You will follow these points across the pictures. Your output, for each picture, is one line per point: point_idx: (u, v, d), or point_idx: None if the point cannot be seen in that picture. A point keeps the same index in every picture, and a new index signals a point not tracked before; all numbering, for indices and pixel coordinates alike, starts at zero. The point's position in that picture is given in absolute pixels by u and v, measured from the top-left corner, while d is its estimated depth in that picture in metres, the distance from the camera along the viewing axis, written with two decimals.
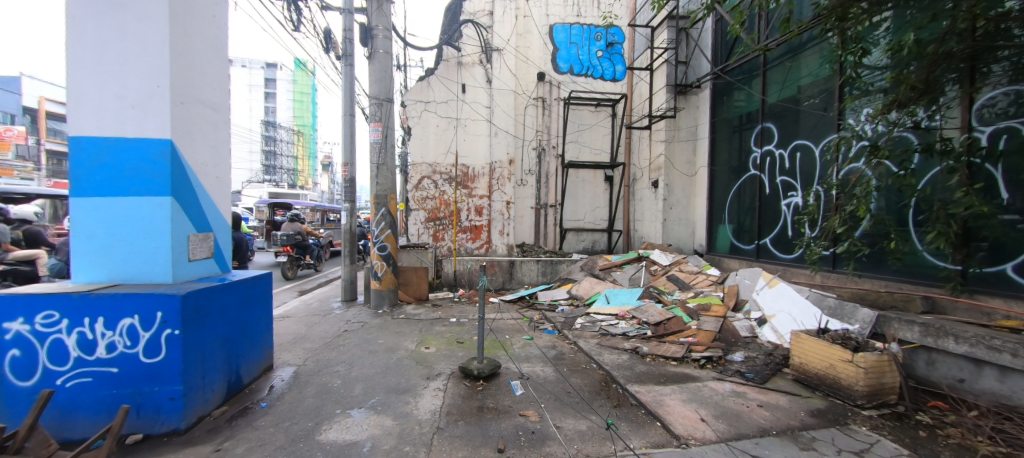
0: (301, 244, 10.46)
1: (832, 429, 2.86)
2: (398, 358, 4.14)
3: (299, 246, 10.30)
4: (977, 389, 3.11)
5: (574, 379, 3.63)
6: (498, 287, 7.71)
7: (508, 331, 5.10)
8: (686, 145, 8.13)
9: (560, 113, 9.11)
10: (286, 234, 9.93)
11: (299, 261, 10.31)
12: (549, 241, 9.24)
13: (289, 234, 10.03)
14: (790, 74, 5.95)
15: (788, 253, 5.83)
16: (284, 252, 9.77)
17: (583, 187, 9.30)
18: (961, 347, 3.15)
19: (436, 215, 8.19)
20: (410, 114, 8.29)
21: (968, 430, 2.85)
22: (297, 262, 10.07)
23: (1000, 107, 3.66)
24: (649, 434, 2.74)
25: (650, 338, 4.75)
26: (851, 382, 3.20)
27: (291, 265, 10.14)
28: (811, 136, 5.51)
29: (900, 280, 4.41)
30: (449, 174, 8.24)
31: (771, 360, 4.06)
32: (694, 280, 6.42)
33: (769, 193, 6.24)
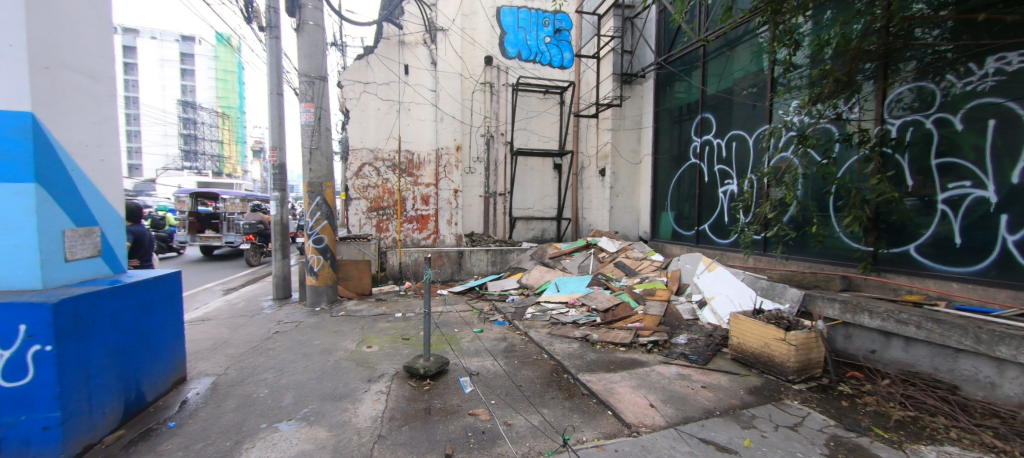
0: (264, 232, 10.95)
1: (768, 405, 3.01)
2: (336, 361, 3.80)
3: (262, 234, 10.77)
4: (886, 358, 3.42)
5: (525, 372, 3.54)
6: (446, 278, 7.46)
7: (456, 325, 4.91)
8: (631, 134, 8.28)
9: (509, 99, 8.92)
10: (249, 224, 10.40)
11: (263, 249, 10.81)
12: (498, 230, 9.10)
13: (252, 223, 10.57)
14: (725, 67, 6.19)
15: (724, 238, 6.16)
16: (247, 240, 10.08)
17: (532, 175, 9.22)
18: (874, 321, 3.44)
19: (379, 205, 7.72)
20: (347, 95, 7.68)
21: (881, 397, 3.11)
22: (261, 249, 10.55)
23: (906, 102, 3.91)
24: (601, 424, 2.71)
25: (599, 325, 4.78)
26: (783, 360, 3.39)
27: (255, 252, 10.55)
28: (744, 127, 5.79)
29: (822, 261, 4.75)
30: (392, 161, 7.77)
31: (711, 341, 4.24)
32: (640, 266, 6.60)
33: (707, 181, 6.52)
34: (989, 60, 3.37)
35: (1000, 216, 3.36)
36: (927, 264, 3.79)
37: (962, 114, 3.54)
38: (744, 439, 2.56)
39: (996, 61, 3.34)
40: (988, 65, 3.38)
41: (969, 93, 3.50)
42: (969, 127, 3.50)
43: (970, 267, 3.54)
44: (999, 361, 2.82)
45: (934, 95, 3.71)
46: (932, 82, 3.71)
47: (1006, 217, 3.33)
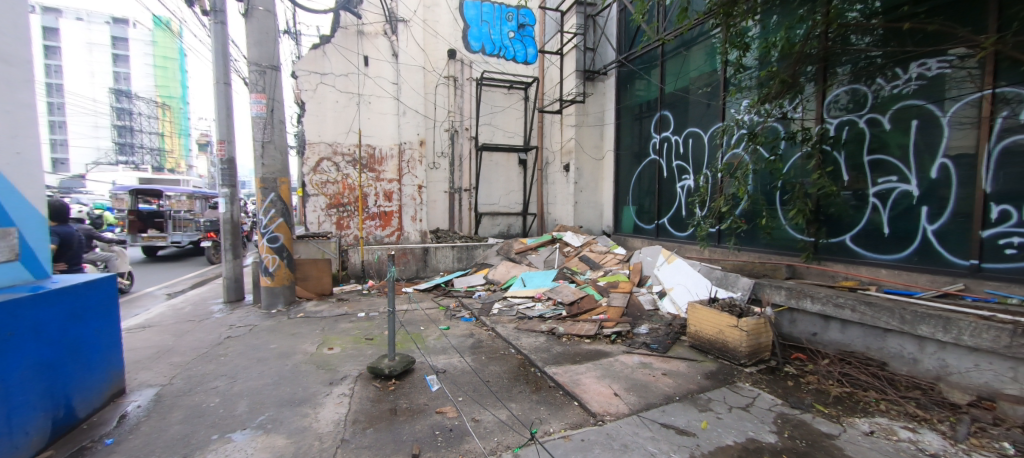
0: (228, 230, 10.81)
1: (723, 388, 3.18)
2: (294, 365, 3.63)
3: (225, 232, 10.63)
4: (825, 340, 3.71)
5: (492, 368, 3.54)
6: (411, 276, 7.33)
7: (422, 323, 4.84)
8: (594, 130, 8.43)
9: (473, 94, 8.83)
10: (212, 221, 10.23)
11: None
12: (464, 226, 9.02)
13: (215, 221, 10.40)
14: (681, 67, 6.43)
15: (682, 231, 6.42)
16: (208, 238, 9.86)
17: (497, 171, 9.20)
18: (815, 305, 3.71)
19: (339, 201, 7.44)
20: (302, 87, 7.32)
21: (822, 376, 3.37)
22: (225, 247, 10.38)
23: (842, 103, 4.23)
24: (568, 415, 2.76)
25: (565, 318, 4.87)
26: (736, 345, 3.60)
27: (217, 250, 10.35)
28: (699, 125, 6.05)
29: (770, 251, 5.06)
30: (352, 156, 7.50)
31: (671, 330, 4.43)
32: (604, 260, 6.76)
33: (666, 176, 6.76)
34: (912, 65, 3.68)
35: (921, 208, 3.70)
36: (860, 253, 4.13)
37: (890, 115, 3.86)
38: (701, 421, 2.70)
39: (919, 67, 3.64)
40: (912, 70, 3.69)
41: (895, 95, 3.81)
42: (895, 127, 3.82)
43: (896, 254, 3.88)
44: (921, 339, 3.12)
45: (866, 97, 4.01)
46: (865, 85, 4.02)
47: (926, 209, 3.67)
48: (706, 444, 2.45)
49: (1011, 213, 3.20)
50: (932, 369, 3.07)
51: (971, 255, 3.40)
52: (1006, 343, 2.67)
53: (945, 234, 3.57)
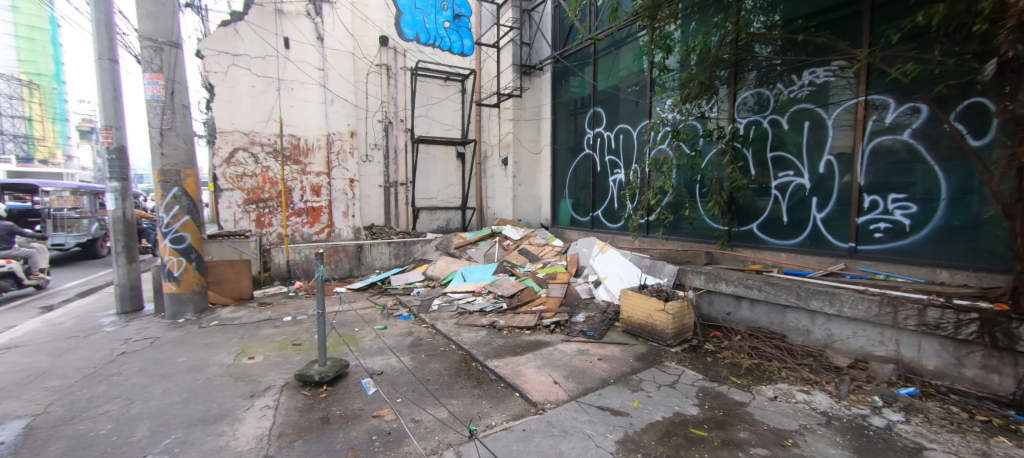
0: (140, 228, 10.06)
1: (652, 368, 3.41)
2: (207, 378, 3.27)
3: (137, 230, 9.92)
4: (738, 318, 4.11)
5: (432, 366, 3.46)
6: (344, 275, 6.94)
7: (356, 324, 4.59)
8: (531, 124, 8.52)
9: (407, 84, 8.51)
10: None
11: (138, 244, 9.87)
12: (401, 222, 8.69)
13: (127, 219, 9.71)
14: (611, 65, 6.72)
15: (614, 223, 6.76)
16: None
17: (434, 164, 8.98)
18: (729, 287, 4.10)
19: (259, 196, 6.80)
20: (210, 68, 6.52)
21: (735, 350, 3.74)
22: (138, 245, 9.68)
23: (749, 105, 4.69)
24: (509, 406, 2.79)
25: (505, 311, 4.91)
26: (663, 327, 3.87)
27: None
28: (628, 122, 6.39)
29: (691, 239, 5.49)
30: (273, 147, 6.87)
31: (605, 316, 4.64)
32: (542, 252, 6.89)
33: (599, 170, 7.05)
34: (804, 73, 4.17)
35: (812, 198, 4.22)
36: (764, 239, 4.63)
37: (788, 116, 4.35)
38: (634, 401, 2.86)
39: (810, 75, 4.14)
40: (804, 77, 4.18)
41: (791, 99, 4.30)
42: (792, 127, 4.32)
43: (793, 240, 4.40)
44: (813, 313, 3.57)
45: (769, 100, 4.49)
46: (767, 89, 4.49)
47: (815, 200, 4.20)
48: (638, 422, 2.59)
49: (878, 202, 3.76)
50: (821, 338, 3.53)
51: (850, 238, 3.95)
52: (876, 312, 3.14)
53: (830, 221, 4.11)
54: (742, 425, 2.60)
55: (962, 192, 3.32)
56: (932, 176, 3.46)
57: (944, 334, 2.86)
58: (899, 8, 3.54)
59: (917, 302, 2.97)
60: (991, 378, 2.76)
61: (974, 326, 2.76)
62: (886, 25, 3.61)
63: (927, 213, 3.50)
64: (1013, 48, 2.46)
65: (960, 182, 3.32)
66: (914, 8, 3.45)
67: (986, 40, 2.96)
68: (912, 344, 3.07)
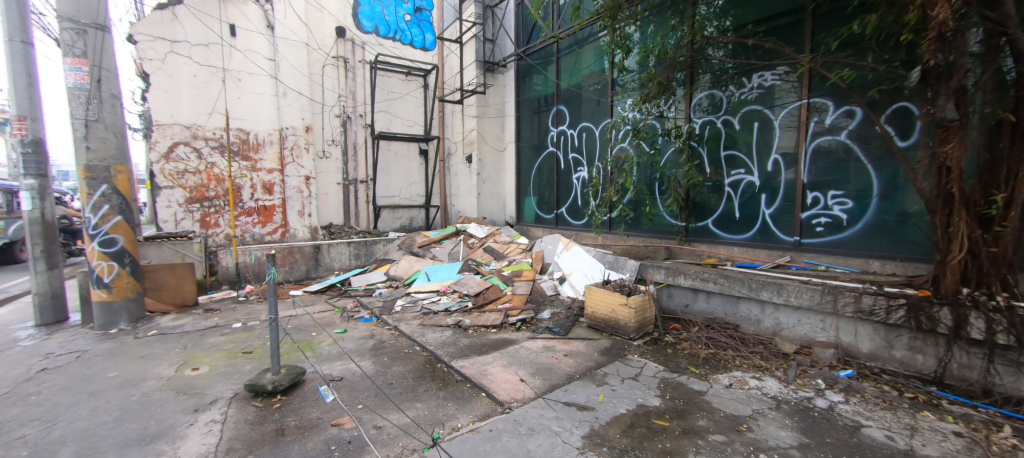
0: (73, 229, 9.30)
1: (616, 362, 3.47)
2: (144, 394, 2.99)
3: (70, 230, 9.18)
4: (695, 310, 4.28)
5: (395, 369, 3.35)
6: (300, 277, 6.62)
7: (313, 328, 4.37)
8: (494, 121, 8.48)
9: (366, 78, 8.21)
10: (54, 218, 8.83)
11: (71, 246, 9.10)
12: (361, 221, 8.39)
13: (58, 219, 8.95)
14: (574, 64, 6.79)
15: (578, 220, 6.87)
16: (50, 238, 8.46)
17: (396, 161, 8.74)
18: (687, 281, 4.26)
19: (203, 194, 6.33)
20: (144, 55, 5.98)
21: (693, 341, 3.89)
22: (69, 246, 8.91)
23: (704, 106, 4.89)
24: (476, 407, 2.75)
25: (470, 310, 4.85)
26: (626, 321, 3.96)
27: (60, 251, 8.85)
28: (591, 120, 6.49)
29: (651, 235, 5.66)
30: (218, 141, 6.41)
31: (571, 312, 4.69)
32: (507, 249, 6.87)
33: (563, 168, 7.12)
34: (753, 76, 4.39)
35: (761, 195, 4.45)
36: (719, 234, 4.86)
37: (739, 117, 4.56)
38: (599, 395, 2.90)
39: (759, 78, 4.36)
40: (753, 80, 4.40)
41: (742, 101, 4.52)
42: (743, 127, 4.54)
43: (744, 235, 4.63)
44: (763, 303, 3.77)
45: (722, 102, 4.69)
46: (720, 91, 4.69)
47: (764, 196, 4.44)
48: (603, 416, 2.63)
49: (819, 198, 4.03)
50: (770, 326, 3.74)
51: (795, 232, 4.21)
52: (819, 300, 3.36)
53: (777, 217, 4.36)
54: (701, 413, 2.70)
55: (891, 188, 3.61)
56: (865, 174, 3.74)
57: (877, 319, 3.10)
58: (838, 17, 3.79)
59: (854, 290, 3.21)
60: (916, 358, 3.02)
61: (902, 311, 3.01)
62: (826, 33, 3.85)
63: (861, 208, 3.79)
64: (935, 56, 2.70)
65: (890, 180, 3.61)
66: (851, 17, 3.70)
67: (911, 49, 3.24)
68: (850, 329, 3.31)
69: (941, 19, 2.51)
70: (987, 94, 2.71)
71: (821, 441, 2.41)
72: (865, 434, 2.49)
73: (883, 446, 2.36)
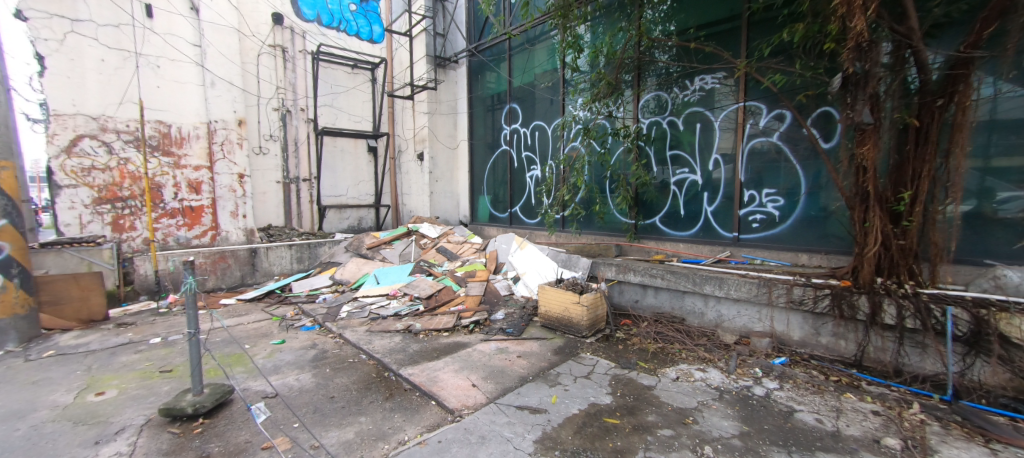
0: None
1: (569, 361, 3.47)
2: (33, 427, 2.56)
3: None
4: (644, 305, 4.39)
5: (338, 380, 3.13)
6: (234, 284, 6.11)
7: (246, 340, 4.01)
8: (447, 118, 8.27)
9: (307, 69, 7.75)
10: None
11: None
12: (304, 222, 7.87)
13: None
14: (526, 63, 6.76)
15: (532, 218, 6.88)
16: None
17: (342, 158, 8.29)
18: (636, 277, 4.36)
19: (116, 194, 5.63)
20: (37, 35, 5.20)
21: (642, 336, 3.98)
22: None
23: (650, 107, 5.04)
24: (425, 417, 2.62)
25: (422, 313, 4.68)
26: (579, 319, 3.99)
27: None
28: (543, 119, 6.50)
29: (603, 233, 5.76)
30: (133, 134, 5.74)
31: (524, 312, 4.66)
32: (461, 250, 6.71)
33: (516, 166, 7.09)
34: (695, 79, 4.58)
35: (703, 193, 4.66)
36: (665, 231, 5.02)
37: (683, 118, 4.74)
38: (552, 396, 2.88)
39: (700, 81, 4.55)
40: (695, 83, 4.59)
41: (685, 103, 4.69)
42: (687, 128, 4.71)
43: (688, 231, 4.82)
44: (706, 296, 3.93)
45: (667, 103, 4.85)
46: (665, 92, 4.85)
47: (706, 194, 4.63)
48: (556, 418, 2.60)
49: (755, 196, 4.27)
50: (712, 319, 3.91)
51: (733, 229, 4.44)
52: (755, 293, 3.55)
53: (718, 214, 4.57)
54: (650, 408, 2.75)
55: (817, 187, 3.89)
56: (794, 173, 4.00)
57: (806, 308, 3.33)
58: (769, 26, 4.02)
59: (786, 282, 3.42)
60: (839, 343, 3.26)
61: (827, 300, 3.24)
62: (759, 40, 4.08)
63: (791, 205, 4.06)
64: (854, 65, 2.91)
65: (815, 179, 3.88)
66: (781, 26, 3.94)
67: (833, 57, 3.49)
68: (783, 319, 3.52)
69: (859, 30, 2.71)
70: (896, 101, 2.98)
71: (759, 428, 2.53)
72: (798, 418, 2.64)
73: (813, 429, 2.52)
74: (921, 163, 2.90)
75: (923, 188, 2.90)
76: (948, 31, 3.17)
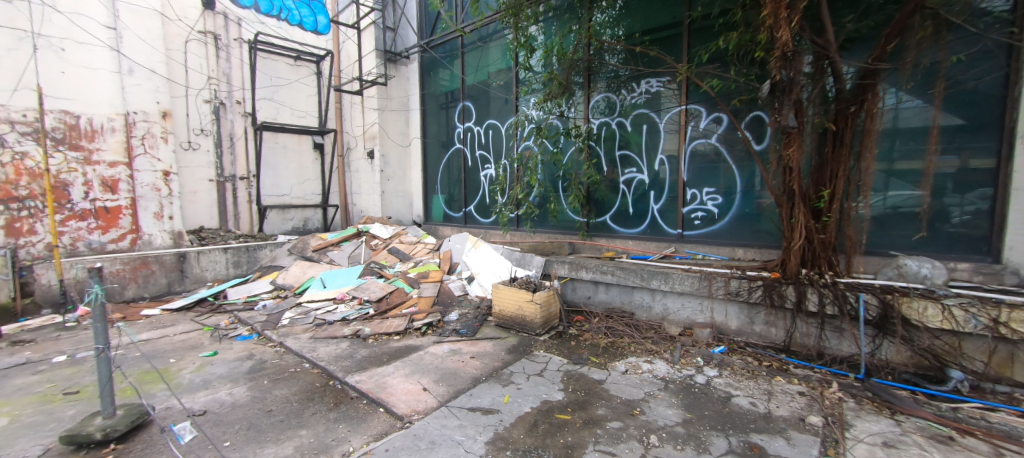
0: None
1: (522, 360, 3.48)
2: None
3: None
4: (595, 301, 4.50)
5: (276, 393, 2.92)
6: (159, 293, 5.57)
7: (172, 353, 3.66)
8: (398, 115, 8.01)
9: (243, 59, 7.23)
10: None
11: None
12: (242, 223, 7.34)
13: None
14: (479, 61, 6.70)
15: (486, 218, 6.85)
16: None
17: (284, 155, 7.80)
18: (588, 274, 4.45)
19: (9, 193, 4.89)
20: None
21: (594, 332, 4.08)
22: None
23: (601, 108, 5.16)
24: (372, 425, 2.51)
25: (371, 317, 4.50)
26: (532, 317, 4.01)
27: None
28: (497, 118, 6.48)
29: (556, 231, 5.84)
30: (32, 126, 5.03)
31: (479, 312, 4.62)
32: (414, 250, 6.54)
33: (470, 165, 7.02)
34: (641, 82, 4.75)
35: (650, 192, 4.84)
36: (615, 229, 5.18)
37: (630, 119, 4.90)
38: (504, 396, 2.86)
39: (646, 84, 4.73)
40: (642, 86, 4.77)
41: (633, 105, 4.86)
42: (634, 129, 4.89)
43: (636, 229, 5.00)
44: (653, 291, 4.09)
45: (616, 104, 4.99)
46: (614, 94, 4.99)
47: (652, 193, 4.83)
48: (507, 417, 2.59)
49: (696, 195, 4.51)
50: (659, 312, 4.08)
51: (678, 226, 4.66)
52: (697, 286, 3.74)
53: (663, 212, 4.77)
54: (600, 402, 2.81)
55: (751, 186, 4.16)
56: (731, 173, 4.26)
57: (742, 299, 3.55)
58: (707, 34, 4.26)
59: (724, 275, 3.63)
60: (771, 331, 3.52)
61: (760, 291, 3.48)
62: (698, 47, 4.31)
63: (728, 203, 4.32)
64: (781, 72, 3.13)
65: (749, 178, 4.16)
66: (717, 34, 4.18)
67: (763, 65, 3.75)
68: (722, 310, 3.74)
69: (784, 40, 2.92)
70: (816, 107, 3.25)
71: (700, 415, 2.66)
72: (734, 403, 2.81)
73: (748, 412, 2.69)
74: (837, 164, 3.19)
75: (839, 187, 3.19)
76: (859, 45, 3.51)
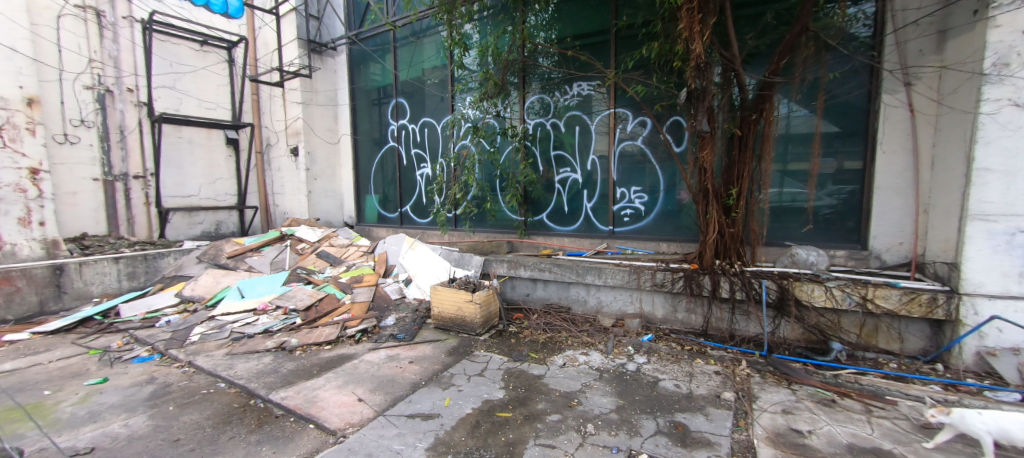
0: None
1: (462, 361, 3.45)
2: None
3: None
4: (534, 298, 4.59)
5: (185, 419, 2.61)
6: (27, 314, 4.68)
7: (47, 384, 3.12)
8: (325, 110, 7.50)
9: (135, 41, 6.33)
10: None
11: None
12: (138, 229, 6.46)
13: None
14: (413, 56, 6.51)
15: (423, 218, 6.69)
16: None
17: (190, 151, 6.98)
18: (526, 272, 4.54)
19: None
20: None
21: (533, 328, 4.17)
22: None
23: (536, 109, 5.26)
24: (301, 444, 2.34)
25: (298, 327, 4.19)
26: (471, 317, 3.99)
27: None
28: (432, 115, 6.35)
29: (495, 230, 5.86)
30: None
31: (417, 315, 4.49)
32: (345, 253, 6.18)
33: (405, 164, 6.80)
34: (574, 85, 4.92)
35: (583, 191, 5.05)
36: (552, 227, 5.32)
37: (564, 121, 5.07)
38: (445, 399, 2.82)
39: (578, 87, 4.91)
40: (574, 89, 4.94)
41: (566, 107, 5.02)
42: (567, 130, 5.06)
43: (571, 226, 5.18)
44: (588, 285, 4.26)
45: (550, 106, 5.13)
46: (548, 96, 5.12)
47: (586, 192, 5.04)
48: (448, 421, 2.55)
49: (625, 193, 4.78)
50: (594, 305, 4.26)
51: (609, 223, 4.91)
52: (627, 279, 3.98)
53: (596, 210, 5.00)
54: (540, 397, 2.88)
55: (672, 185, 4.50)
56: (655, 173, 4.58)
57: (666, 290, 3.84)
58: (631, 42, 4.53)
59: (651, 268, 3.90)
60: (691, 317, 3.84)
61: (681, 281, 3.78)
62: (624, 54, 4.57)
63: (653, 201, 4.64)
64: (695, 81, 3.41)
65: (671, 178, 4.50)
66: (640, 43, 4.47)
67: (680, 74, 4.07)
68: (649, 300, 4.01)
69: (698, 52, 3.19)
70: (724, 114, 3.59)
71: (632, 400, 2.83)
72: (661, 386, 3.03)
73: (673, 394, 2.91)
74: (742, 166, 3.56)
75: (744, 186, 3.56)
76: (758, 59, 3.93)
